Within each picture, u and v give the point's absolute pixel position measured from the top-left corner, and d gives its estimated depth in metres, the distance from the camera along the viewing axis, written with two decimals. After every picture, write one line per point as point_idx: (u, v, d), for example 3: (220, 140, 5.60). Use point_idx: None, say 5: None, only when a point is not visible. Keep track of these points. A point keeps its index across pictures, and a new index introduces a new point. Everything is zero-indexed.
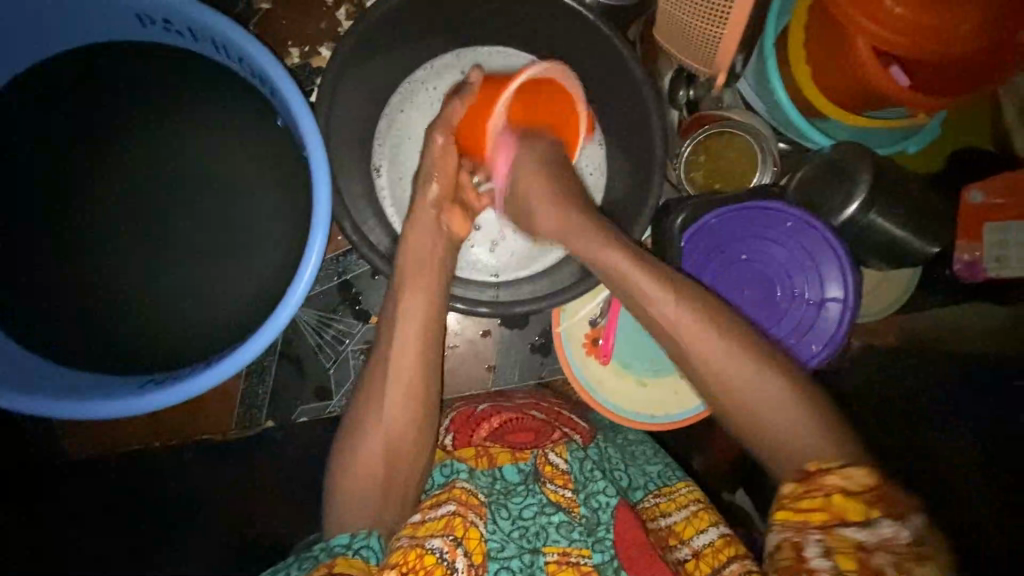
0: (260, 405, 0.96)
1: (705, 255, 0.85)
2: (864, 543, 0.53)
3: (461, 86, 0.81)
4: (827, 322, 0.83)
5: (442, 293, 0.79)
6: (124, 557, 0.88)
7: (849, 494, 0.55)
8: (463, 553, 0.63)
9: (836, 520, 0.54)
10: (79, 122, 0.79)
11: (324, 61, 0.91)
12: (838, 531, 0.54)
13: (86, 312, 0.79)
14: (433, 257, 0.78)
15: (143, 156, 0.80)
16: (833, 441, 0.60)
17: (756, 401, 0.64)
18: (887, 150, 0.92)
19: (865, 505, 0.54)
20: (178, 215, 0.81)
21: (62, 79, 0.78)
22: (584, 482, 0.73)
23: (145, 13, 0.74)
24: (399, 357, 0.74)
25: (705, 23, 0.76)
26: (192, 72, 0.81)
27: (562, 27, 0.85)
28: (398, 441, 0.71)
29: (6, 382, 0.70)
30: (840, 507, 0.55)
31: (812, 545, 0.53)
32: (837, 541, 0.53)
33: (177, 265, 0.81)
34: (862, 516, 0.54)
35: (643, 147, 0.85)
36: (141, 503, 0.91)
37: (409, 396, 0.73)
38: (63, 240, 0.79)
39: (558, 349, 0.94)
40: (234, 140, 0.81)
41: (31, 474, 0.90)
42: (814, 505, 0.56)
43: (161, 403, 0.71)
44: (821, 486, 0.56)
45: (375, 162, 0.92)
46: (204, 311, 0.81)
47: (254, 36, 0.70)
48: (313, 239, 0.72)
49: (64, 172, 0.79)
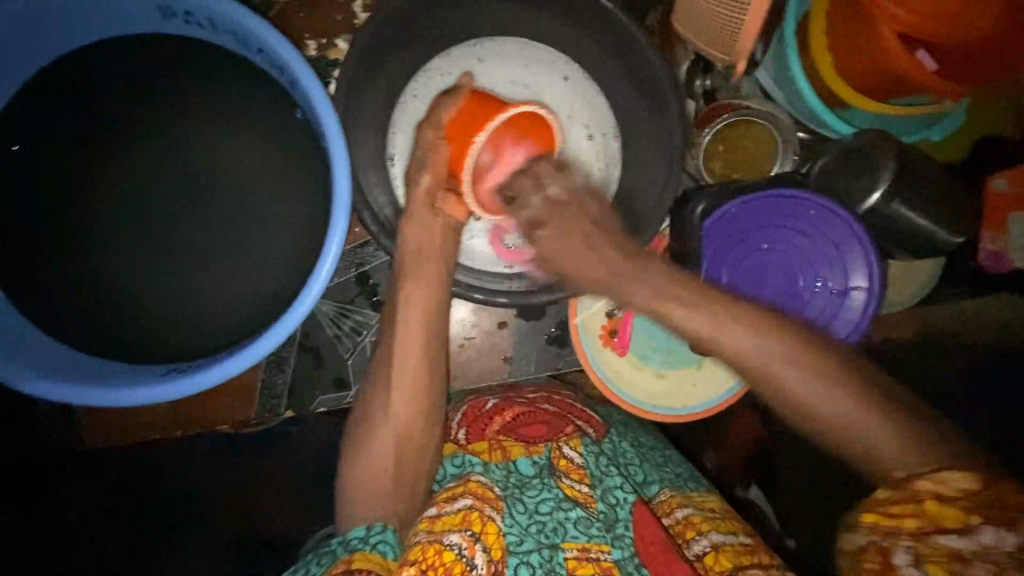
0: (280, 395, 0.96)
1: (723, 246, 0.84)
2: (961, 551, 0.53)
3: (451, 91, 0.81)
4: (851, 312, 0.82)
5: (442, 287, 0.79)
6: (125, 556, 0.91)
7: (947, 501, 0.54)
8: (481, 548, 0.62)
9: (931, 527, 0.54)
10: (81, 122, 0.80)
11: (341, 53, 0.92)
12: (931, 539, 0.54)
13: (86, 312, 0.80)
14: (438, 258, 0.79)
15: (143, 161, 0.81)
16: (922, 454, 0.58)
17: (828, 412, 0.61)
18: (912, 137, 0.91)
19: (965, 513, 0.54)
20: (180, 216, 0.82)
21: (66, 81, 0.79)
22: (600, 477, 0.74)
23: (166, 5, 0.74)
24: (403, 354, 0.75)
25: (727, 12, 0.75)
26: (205, 64, 0.81)
27: (579, 12, 0.84)
28: (407, 435, 0.73)
29: (26, 364, 0.71)
30: (934, 513, 0.55)
31: (901, 552, 0.54)
32: (928, 549, 0.54)
33: (176, 266, 0.82)
34: (958, 523, 0.54)
35: (661, 137, 0.84)
36: (141, 504, 0.93)
37: (414, 389, 0.74)
38: (63, 241, 0.80)
39: (574, 340, 0.94)
40: (237, 136, 0.82)
41: (31, 475, 0.88)
42: (904, 510, 0.56)
43: (177, 394, 0.71)
44: (915, 493, 0.56)
45: (388, 153, 0.91)
46: (202, 309, 0.82)
47: (269, 23, 0.70)
48: (331, 234, 0.72)
49: (64, 173, 0.80)
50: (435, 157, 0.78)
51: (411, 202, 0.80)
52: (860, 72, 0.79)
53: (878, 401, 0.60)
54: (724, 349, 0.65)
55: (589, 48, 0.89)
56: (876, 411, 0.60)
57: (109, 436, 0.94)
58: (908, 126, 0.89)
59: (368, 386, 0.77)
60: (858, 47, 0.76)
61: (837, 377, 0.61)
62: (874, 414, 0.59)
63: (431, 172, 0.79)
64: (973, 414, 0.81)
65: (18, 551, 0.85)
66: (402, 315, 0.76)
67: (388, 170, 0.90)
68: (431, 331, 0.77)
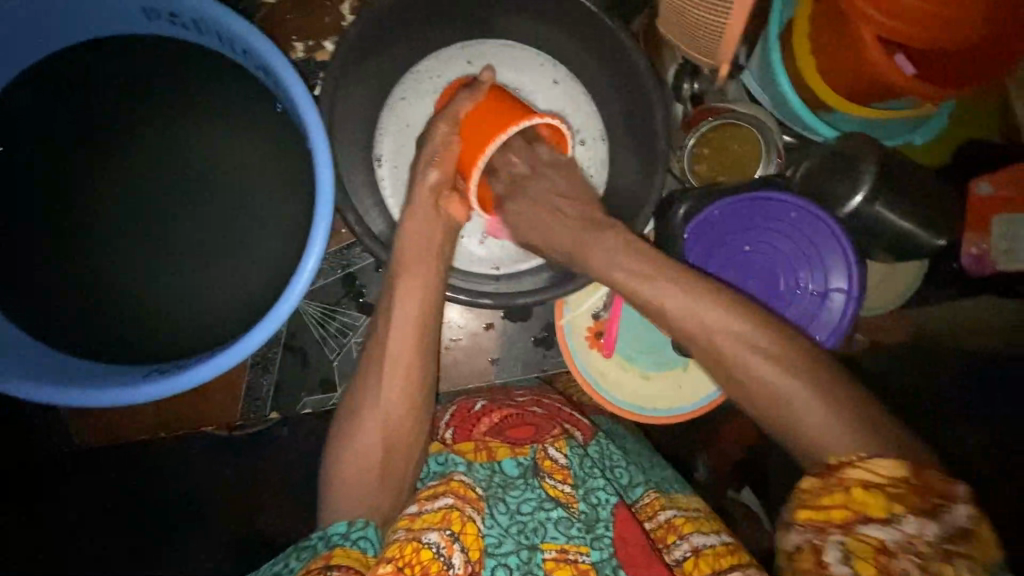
0: (262, 398, 0.96)
1: (708, 246, 0.84)
2: (886, 543, 0.50)
3: (473, 83, 0.83)
4: (831, 313, 0.83)
5: (436, 287, 0.79)
6: (124, 557, 0.89)
7: (873, 489, 0.52)
8: (459, 548, 0.63)
9: (858, 517, 0.51)
10: (82, 124, 0.80)
11: (328, 56, 0.92)
12: (858, 530, 0.51)
13: (88, 312, 0.80)
14: (430, 257, 0.79)
15: (145, 161, 0.81)
16: (857, 430, 0.57)
17: (770, 385, 0.61)
18: (894, 141, 0.92)
19: (891, 501, 0.51)
20: (181, 216, 0.82)
21: (66, 79, 0.79)
22: (583, 479, 0.73)
23: (151, 7, 0.74)
24: (396, 350, 0.75)
25: (709, 14, 0.75)
26: (190, 66, 0.81)
27: (565, 15, 0.84)
28: (395, 431, 0.73)
29: (9, 366, 0.71)
30: (861, 504, 0.52)
31: (831, 548, 0.51)
32: (858, 543, 0.50)
33: (178, 266, 0.82)
34: (883, 513, 0.51)
35: (646, 141, 0.85)
36: (141, 504, 0.92)
37: (407, 383, 0.75)
38: (64, 241, 0.80)
39: (560, 342, 0.94)
40: (239, 135, 0.82)
41: (31, 474, 0.88)
42: (833, 501, 0.53)
43: (160, 394, 0.71)
44: (843, 480, 0.53)
45: (376, 154, 0.92)
46: (208, 305, 0.82)
47: (252, 25, 0.70)
48: (315, 234, 0.72)
49: (65, 173, 0.80)
50: (445, 151, 0.80)
51: (414, 195, 0.81)
52: (841, 73, 0.80)
53: (816, 376, 0.60)
54: (676, 319, 0.67)
55: (574, 51, 0.90)
56: (813, 386, 0.60)
57: (99, 438, 0.96)
58: (891, 130, 0.90)
59: (357, 382, 0.77)
60: (840, 49, 0.77)
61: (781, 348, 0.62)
62: (810, 389, 0.60)
63: (440, 167, 0.80)
64: (957, 414, 0.82)
65: (19, 551, 0.83)
66: (399, 311, 0.76)
67: (375, 171, 0.92)
68: (424, 328, 0.77)
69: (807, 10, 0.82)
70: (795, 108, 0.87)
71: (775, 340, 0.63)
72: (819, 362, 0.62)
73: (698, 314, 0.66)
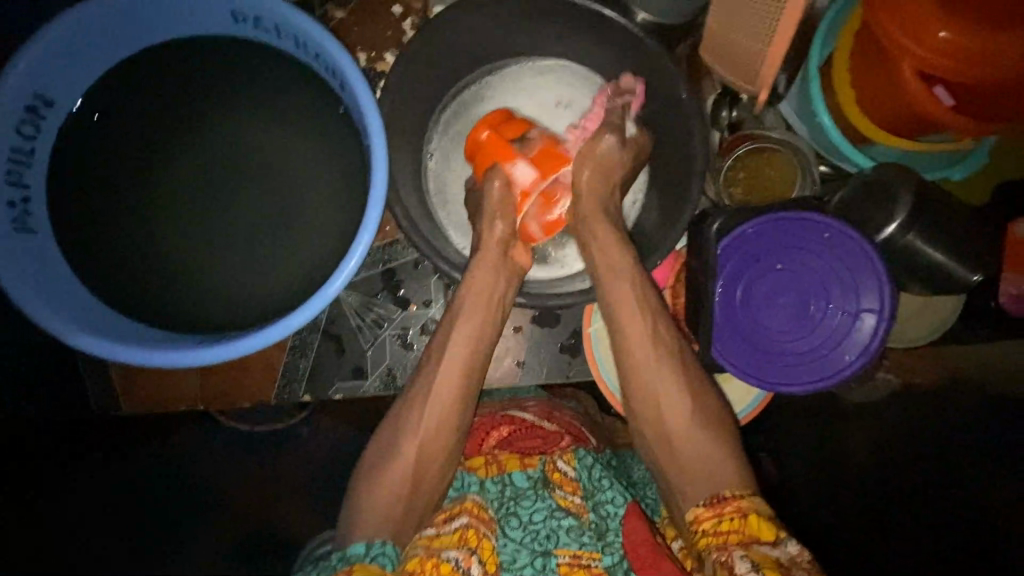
0: (299, 379, 1.00)
1: (738, 264, 0.85)
2: (779, 560, 0.61)
3: (524, 138, 0.88)
4: (861, 334, 0.83)
5: (491, 328, 0.83)
6: (124, 556, 0.99)
7: (760, 514, 0.66)
8: (477, 561, 0.66)
9: (752, 539, 0.63)
10: (136, 114, 0.85)
11: (388, 65, 0.99)
12: (755, 548, 0.62)
13: (122, 289, 0.86)
14: (495, 301, 0.84)
15: (190, 148, 0.87)
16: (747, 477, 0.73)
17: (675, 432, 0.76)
18: (934, 175, 0.92)
19: (776, 527, 0.64)
20: (222, 202, 0.88)
21: (130, 72, 0.84)
22: (592, 491, 0.75)
23: (239, 10, 0.80)
24: (449, 370, 0.79)
25: (756, 41, 0.78)
26: (263, 64, 0.86)
27: (619, 42, 0.88)
28: (434, 451, 0.76)
29: (74, 319, 0.77)
30: (753, 527, 0.65)
31: (741, 563, 0.61)
32: (759, 559, 0.61)
33: (208, 248, 0.88)
34: (772, 536, 0.63)
35: (683, 159, 0.88)
36: (141, 504, 1.02)
37: (442, 417, 0.77)
38: (106, 216, 0.86)
39: (586, 348, 0.98)
40: (278, 131, 0.88)
41: (31, 474, 0.85)
42: (731, 527, 0.66)
43: (205, 359, 0.76)
44: (737, 507, 0.67)
45: (429, 146, 0.97)
46: (236, 295, 0.87)
47: (330, 33, 0.77)
48: (365, 229, 0.76)
49: (112, 155, 0.85)
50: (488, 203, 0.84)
51: (485, 245, 0.84)
52: (882, 103, 0.82)
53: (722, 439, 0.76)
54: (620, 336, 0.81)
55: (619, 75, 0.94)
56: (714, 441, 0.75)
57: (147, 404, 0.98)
58: (930, 162, 0.91)
59: (403, 399, 0.80)
60: (881, 79, 0.80)
61: (687, 396, 0.77)
62: (716, 445, 0.75)
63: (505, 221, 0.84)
64: None
65: (19, 551, 0.85)
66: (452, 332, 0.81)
67: (426, 162, 0.98)
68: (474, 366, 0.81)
69: (847, 46, 0.86)
70: (834, 138, 0.89)
71: (704, 412, 0.77)
72: (732, 435, 0.77)
73: (648, 376, 0.78)
